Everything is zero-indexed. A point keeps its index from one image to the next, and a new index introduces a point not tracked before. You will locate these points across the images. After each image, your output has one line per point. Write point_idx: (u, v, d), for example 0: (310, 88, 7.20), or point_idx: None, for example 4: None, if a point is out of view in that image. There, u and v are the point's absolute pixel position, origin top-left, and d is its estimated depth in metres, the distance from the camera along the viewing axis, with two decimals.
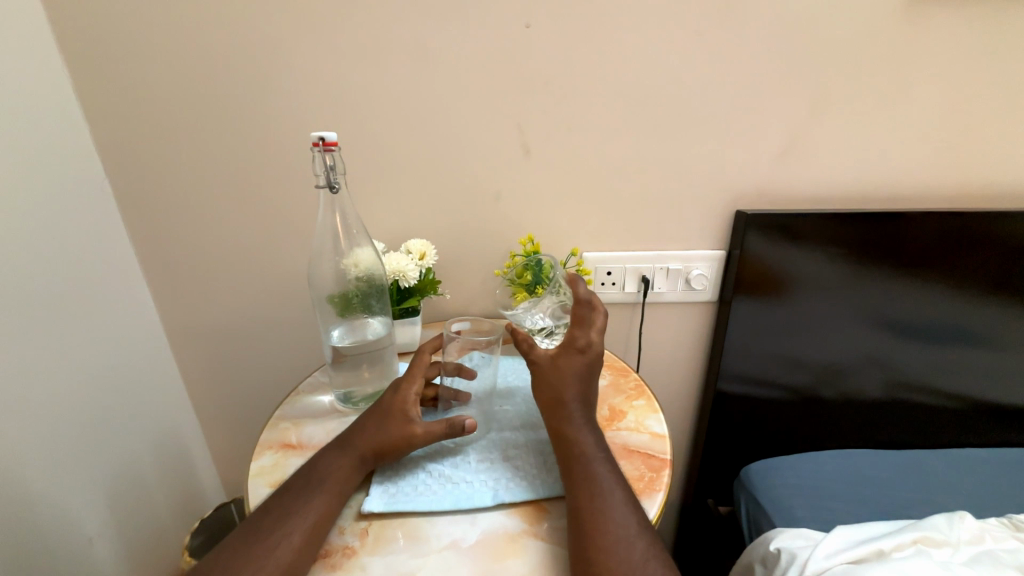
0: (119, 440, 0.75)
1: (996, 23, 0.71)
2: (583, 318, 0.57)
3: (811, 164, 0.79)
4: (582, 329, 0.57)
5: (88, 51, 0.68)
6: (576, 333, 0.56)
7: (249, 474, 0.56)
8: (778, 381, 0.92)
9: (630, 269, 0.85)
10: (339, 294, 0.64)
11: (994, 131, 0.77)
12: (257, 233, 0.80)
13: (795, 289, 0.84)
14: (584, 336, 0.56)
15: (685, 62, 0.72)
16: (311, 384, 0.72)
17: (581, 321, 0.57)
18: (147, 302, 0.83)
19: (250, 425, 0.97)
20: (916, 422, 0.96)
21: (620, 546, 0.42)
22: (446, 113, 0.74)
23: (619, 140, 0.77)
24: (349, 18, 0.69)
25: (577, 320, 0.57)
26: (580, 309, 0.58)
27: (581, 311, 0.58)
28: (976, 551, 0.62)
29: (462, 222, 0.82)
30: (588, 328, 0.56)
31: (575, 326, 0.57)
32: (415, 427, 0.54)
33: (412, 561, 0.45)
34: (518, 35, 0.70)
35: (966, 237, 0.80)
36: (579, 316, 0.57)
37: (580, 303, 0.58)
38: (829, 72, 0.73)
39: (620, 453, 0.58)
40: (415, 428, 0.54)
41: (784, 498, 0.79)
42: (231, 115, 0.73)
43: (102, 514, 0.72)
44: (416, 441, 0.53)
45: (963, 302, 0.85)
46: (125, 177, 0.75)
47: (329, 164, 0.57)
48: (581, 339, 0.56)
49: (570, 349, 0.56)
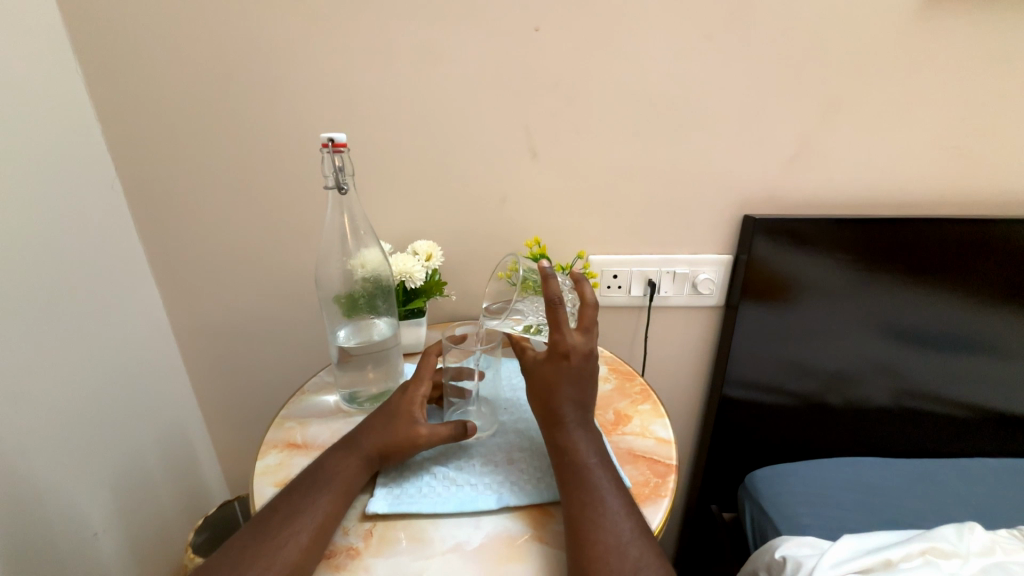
0: (124, 437, 0.76)
1: (1008, 29, 0.70)
2: (560, 321, 0.50)
3: (821, 171, 0.79)
4: (560, 333, 0.51)
5: (101, 51, 0.69)
6: (555, 338, 0.51)
7: (254, 474, 0.56)
8: (785, 388, 0.91)
9: (636, 273, 0.85)
10: (345, 294, 0.64)
11: (1006, 137, 0.76)
12: (264, 233, 0.81)
13: (803, 295, 0.83)
14: (564, 341, 0.51)
15: (695, 65, 0.72)
16: (316, 384, 0.72)
17: (557, 324, 0.50)
18: (154, 300, 0.84)
19: (254, 424, 0.97)
20: (923, 430, 0.95)
21: (612, 556, 0.42)
22: (455, 115, 0.74)
23: (626, 143, 0.76)
24: (357, 18, 0.69)
25: (553, 325, 0.51)
26: (556, 311, 0.50)
27: (557, 313, 0.50)
28: (987, 563, 0.61)
29: (468, 224, 0.82)
30: (565, 332, 0.51)
31: (553, 330, 0.51)
32: (421, 425, 0.54)
33: (416, 563, 0.45)
34: (524, 38, 0.70)
35: (976, 244, 0.79)
36: (555, 319, 0.50)
37: (552, 305, 0.50)
38: (838, 79, 0.73)
39: (626, 457, 0.57)
40: (421, 428, 0.54)
41: (791, 506, 0.79)
42: (241, 115, 0.73)
43: (107, 511, 0.72)
44: (421, 441, 0.53)
45: (972, 309, 0.84)
46: (137, 177, 0.76)
47: (339, 166, 0.57)
48: (561, 344, 0.51)
49: (553, 356, 0.52)
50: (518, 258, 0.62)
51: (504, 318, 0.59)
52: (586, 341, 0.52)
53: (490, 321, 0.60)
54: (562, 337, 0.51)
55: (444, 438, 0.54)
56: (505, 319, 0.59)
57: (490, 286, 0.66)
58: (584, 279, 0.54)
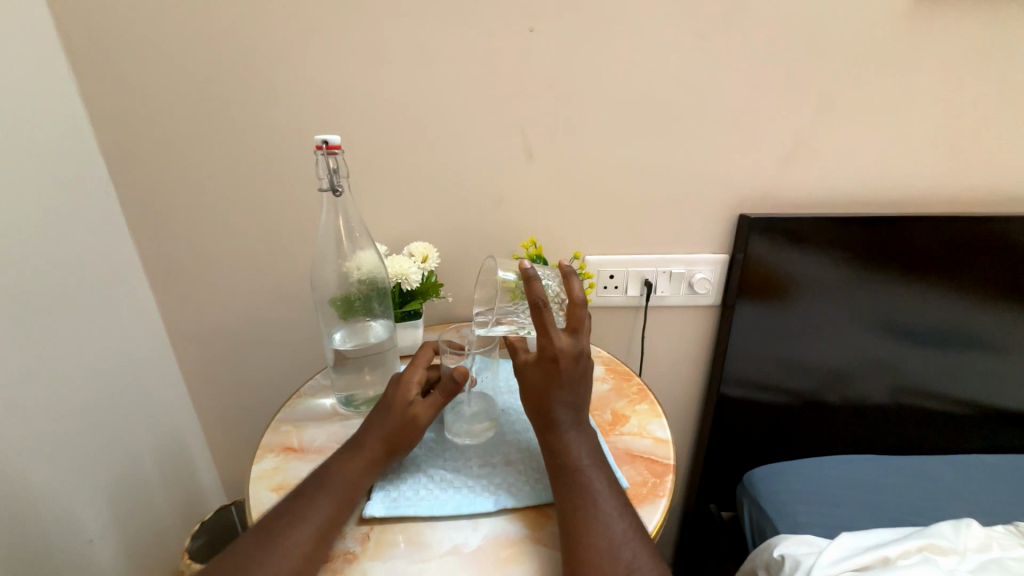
0: (119, 442, 0.75)
1: (1000, 26, 0.70)
2: (546, 324, 0.49)
3: (816, 169, 0.79)
4: (548, 336, 0.50)
5: (92, 54, 0.68)
6: (542, 342, 0.50)
7: (250, 478, 0.55)
8: (783, 386, 0.91)
9: (633, 273, 0.85)
10: (341, 297, 0.64)
11: (999, 134, 0.77)
12: (259, 236, 0.81)
13: (799, 294, 0.83)
14: (552, 345, 0.50)
15: (688, 64, 0.72)
16: (313, 387, 0.72)
17: (544, 327, 0.50)
18: (148, 304, 0.83)
19: (250, 428, 0.97)
20: (922, 426, 0.95)
21: (604, 559, 0.42)
22: (450, 116, 0.74)
23: (622, 143, 0.76)
24: (351, 20, 0.69)
25: (539, 327, 0.50)
26: (541, 314, 0.49)
27: (543, 316, 0.49)
28: (983, 560, 0.62)
29: (464, 224, 0.81)
30: (552, 335, 0.50)
31: (540, 333, 0.50)
32: (418, 411, 0.54)
33: (413, 566, 0.45)
34: (519, 38, 0.70)
35: (971, 241, 0.79)
36: (541, 322, 0.49)
37: (538, 308, 0.49)
38: (832, 78, 0.73)
39: (623, 458, 0.57)
40: (417, 414, 0.54)
41: (788, 505, 0.79)
42: (234, 117, 0.73)
43: (102, 516, 0.72)
44: (420, 423, 0.54)
45: (966, 305, 0.84)
46: (131, 181, 0.76)
47: (333, 167, 0.57)
48: (549, 348, 0.50)
49: (543, 360, 0.51)
50: (496, 259, 0.61)
51: (493, 322, 0.59)
52: (576, 342, 0.51)
53: (480, 329, 0.60)
54: (550, 340, 0.50)
55: (437, 405, 0.56)
56: (498, 325, 0.59)
57: (476, 293, 0.63)
58: (573, 275, 0.52)
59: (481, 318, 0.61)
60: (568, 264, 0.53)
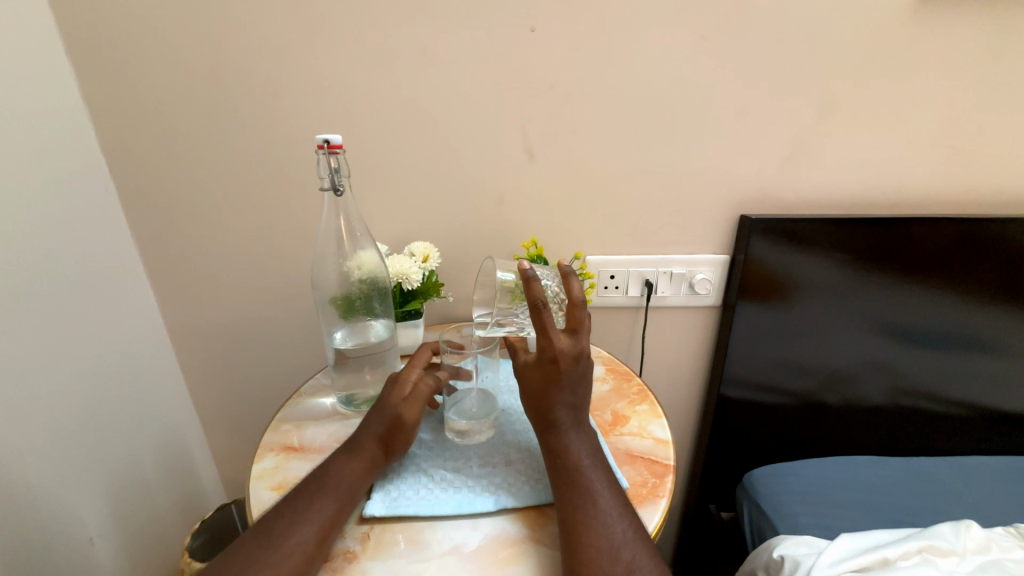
0: (119, 440, 0.75)
1: (1003, 27, 0.70)
2: (546, 326, 0.49)
3: (818, 170, 0.79)
4: (548, 338, 0.50)
5: (94, 52, 0.68)
6: (542, 343, 0.51)
7: (250, 477, 0.55)
8: (782, 387, 0.91)
9: (633, 273, 0.85)
10: (341, 296, 0.64)
11: (1002, 135, 0.77)
12: (260, 235, 0.81)
13: (799, 295, 0.83)
14: (552, 346, 0.50)
15: (690, 64, 0.72)
16: (313, 386, 0.72)
17: (544, 329, 0.50)
18: (149, 302, 0.83)
19: (250, 427, 0.97)
20: (922, 428, 0.95)
21: (603, 558, 0.42)
22: (452, 115, 0.74)
23: (623, 144, 0.76)
24: (353, 19, 0.69)
25: (539, 329, 0.50)
26: (541, 315, 0.49)
27: (543, 317, 0.49)
28: (983, 561, 0.62)
29: (465, 224, 0.81)
30: (552, 336, 0.50)
31: (540, 334, 0.50)
32: (405, 410, 0.55)
33: (413, 565, 0.45)
34: (521, 39, 0.70)
35: (972, 242, 0.79)
36: (541, 323, 0.49)
37: (538, 309, 0.49)
38: (834, 80, 0.73)
39: (623, 458, 0.57)
40: (405, 412, 0.55)
41: (788, 506, 0.79)
42: (236, 116, 0.73)
43: (102, 515, 0.72)
44: (409, 421, 0.55)
45: (968, 307, 0.84)
46: (131, 180, 0.76)
47: (334, 167, 0.57)
48: (549, 349, 0.50)
49: (543, 361, 0.51)
50: (494, 260, 0.61)
51: (494, 323, 0.59)
52: (576, 343, 0.51)
53: (480, 330, 0.60)
54: (549, 341, 0.50)
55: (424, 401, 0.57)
56: (498, 326, 0.59)
57: (476, 294, 0.63)
58: (573, 275, 0.52)
59: (482, 318, 0.61)
60: (568, 264, 0.53)
